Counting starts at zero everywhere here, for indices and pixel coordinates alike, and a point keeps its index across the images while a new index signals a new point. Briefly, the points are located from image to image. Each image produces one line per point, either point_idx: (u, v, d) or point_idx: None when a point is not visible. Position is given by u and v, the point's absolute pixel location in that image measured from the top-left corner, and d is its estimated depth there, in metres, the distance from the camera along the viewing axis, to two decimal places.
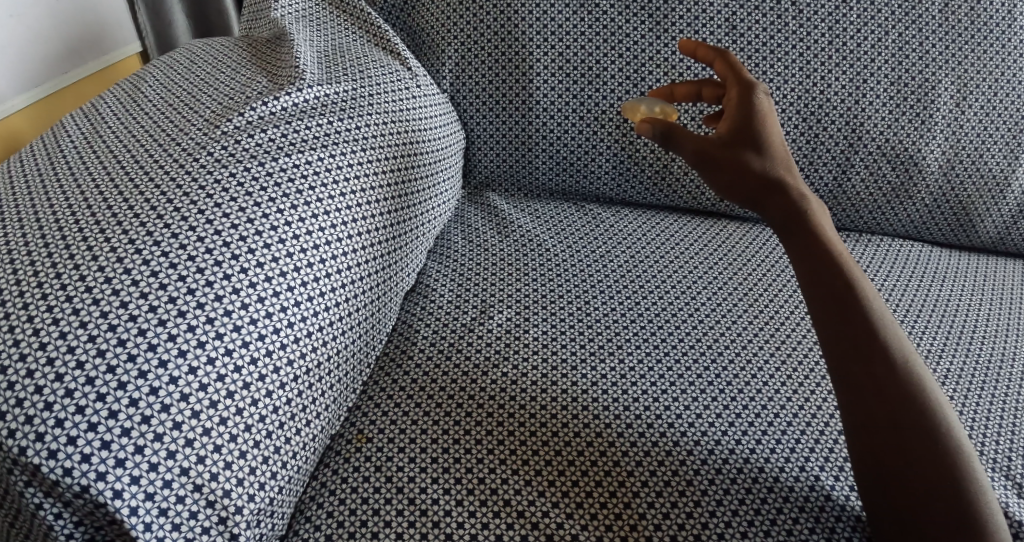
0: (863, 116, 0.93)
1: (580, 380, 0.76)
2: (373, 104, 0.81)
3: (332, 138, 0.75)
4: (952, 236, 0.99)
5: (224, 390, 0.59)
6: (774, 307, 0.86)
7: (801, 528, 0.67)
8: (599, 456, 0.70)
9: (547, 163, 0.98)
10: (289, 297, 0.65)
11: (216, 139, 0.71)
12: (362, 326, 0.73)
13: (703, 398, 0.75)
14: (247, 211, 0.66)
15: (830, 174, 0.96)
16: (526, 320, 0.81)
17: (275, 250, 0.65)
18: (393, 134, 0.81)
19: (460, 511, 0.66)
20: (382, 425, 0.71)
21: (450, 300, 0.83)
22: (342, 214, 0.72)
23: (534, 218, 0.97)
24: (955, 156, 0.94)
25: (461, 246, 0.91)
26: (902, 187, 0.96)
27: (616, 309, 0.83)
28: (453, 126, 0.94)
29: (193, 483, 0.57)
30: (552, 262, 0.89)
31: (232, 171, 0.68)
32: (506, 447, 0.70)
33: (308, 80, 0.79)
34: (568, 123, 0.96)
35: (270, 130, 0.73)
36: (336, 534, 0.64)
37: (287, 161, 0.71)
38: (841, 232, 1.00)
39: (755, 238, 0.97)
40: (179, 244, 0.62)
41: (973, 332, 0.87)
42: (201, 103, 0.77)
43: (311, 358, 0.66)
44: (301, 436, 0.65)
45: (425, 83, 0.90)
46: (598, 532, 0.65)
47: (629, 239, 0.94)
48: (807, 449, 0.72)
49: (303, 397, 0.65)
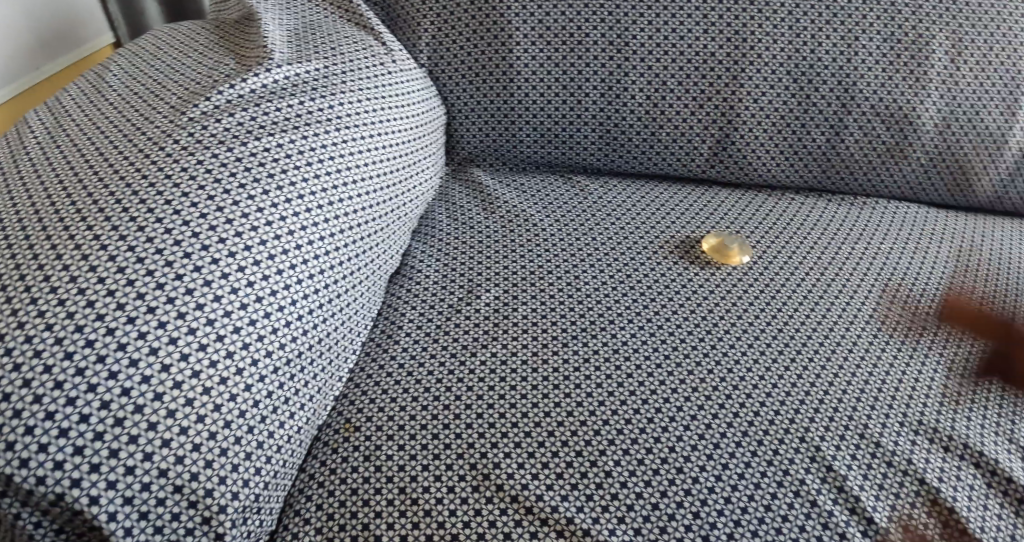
0: (856, 75, 0.90)
1: (571, 357, 0.74)
2: (345, 81, 0.78)
3: (305, 119, 0.72)
4: (951, 197, 0.97)
5: (199, 388, 0.57)
6: (769, 270, 0.85)
7: (798, 512, 0.65)
8: (594, 436, 0.69)
9: (529, 135, 0.95)
10: (263, 285, 0.63)
11: (182, 126, 0.68)
12: (346, 311, 0.71)
13: (699, 371, 0.74)
14: (216, 199, 0.63)
15: (823, 137, 0.94)
16: (515, 297, 0.79)
17: (247, 237, 0.63)
18: (369, 111, 0.78)
19: (452, 499, 0.64)
20: (369, 414, 0.69)
21: (435, 281, 0.81)
22: (317, 198, 0.69)
23: (520, 192, 0.94)
24: (953, 112, 0.91)
25: (445, 224, 0.89)
26: (897, 146, 0.93)
27: (607, 282, 0.82)
28: (432, 100, 0.90)
29: (173, 484, 0.55)
30: (539, 236, 0.87)
31: (200, 159, 0.66)
32: (497, 430, 0.69)
33: (276, 59, 0.76)
34: (551, 94, 0.93)
35: (238, 113, 0.70)
36: (326, 527, 0.63)
37: (257, 145, 0.68)
38: (838, 196, 0.98)
39: (748, 204, 0.94)
40: (146, 237, 0.60)
41: (973, 293, 0.85)
42: (167, 89, 0.74)
43: (292, 348, 0.64)
44: (286, 430, 0.63)
45: (398, 58, 0.86)
46: (595, 514, 0.64)
47: (619, 211, 0.91)
48: (808, 418, 0.71)
49: (285, 389, 0.63)
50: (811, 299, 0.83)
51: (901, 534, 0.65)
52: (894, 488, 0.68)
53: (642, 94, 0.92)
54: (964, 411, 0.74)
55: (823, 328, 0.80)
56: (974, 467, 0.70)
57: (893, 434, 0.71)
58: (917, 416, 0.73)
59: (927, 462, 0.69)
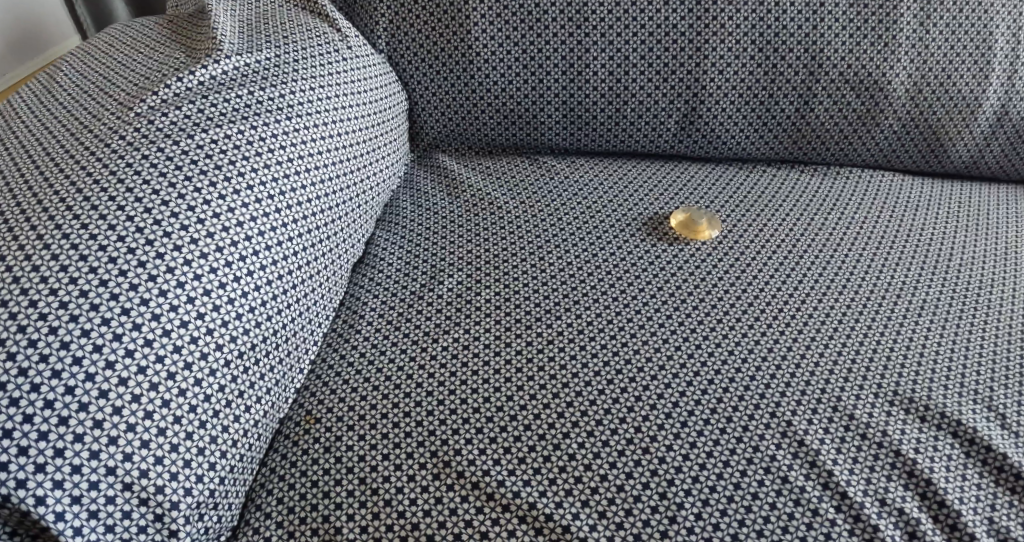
0: (824, 42, 0.90)
1: (534, 339, 0.74)
2: (297, 71, 0.77)
3: (255, 109, 0.72)
4: (923, 162, 0.97)
5: (146, 383, 0.57)
6: (738, 247, 0.84)
7: (767, 490, 0.64)
8: (557, 418, 0.68)
9: (494, 117, 0.95)
10: (212, 279, 0.62)
11: (128, 122, 0.68)
12: (306, 302, 0.71)
13: (667, 348, 0.74)
14: (162, 193, 0.63)
15: (792, 106, 0.93)
16: (479, 281, 0.79)
17: (194, 231, 0.62)
18: (324, 98, 0.77)
19: (414, 488, 0.64)
20: (330, 404, 0.69)
21: (399, 269, 0.81)
22: (268, 188, 0.68)
23: (487, 176, 0.93)
24: (922, 77, 0.91)
25: (411, 211, 0.88)
26: (867, 113, 0.93)
27: (573, 262, 0.81)
28: (392, 87, 0.90)
29: (122, 482, 0.55)
30: (505, 220, 0.86)
31: (145, 154, 0.65)
32: (459, 416, 0.68)
33: (225, 50, 0.76)
34: (512, 74, 0.92)
35: (186, 106, 0.70)
36: (287, 521, 0.63)
37: (204, 138, 0.67)
38: (811, 166, 0.98)
39: (717, 180, 0.93)
40: (89, 235, 0.59)
41: (949, 260, 0.84)
42: (117, 88, 0.74)
43: (245, 342, 0.63)
44: (241, 424, 0.62)
45: (355, 45, 0.86)
46: (558, 498, 0.64)
47: (586, 190, 0.91)
48: (778, 393, 0.70)
49: (238, 382, 0.62)
50: (783, 272, 0.82)
51: (878, 508, 0.64)
52: (869, 461, 0.66)
53: (605, 70, 0.91)
54: (946, 380, 0.72)
55: (796, 300, 0.79)
56: (953, 437, 0.68)
57: (867, 406, 0.70)
58: (894, 387, 0.71)
59: (903, 434, 0.68)
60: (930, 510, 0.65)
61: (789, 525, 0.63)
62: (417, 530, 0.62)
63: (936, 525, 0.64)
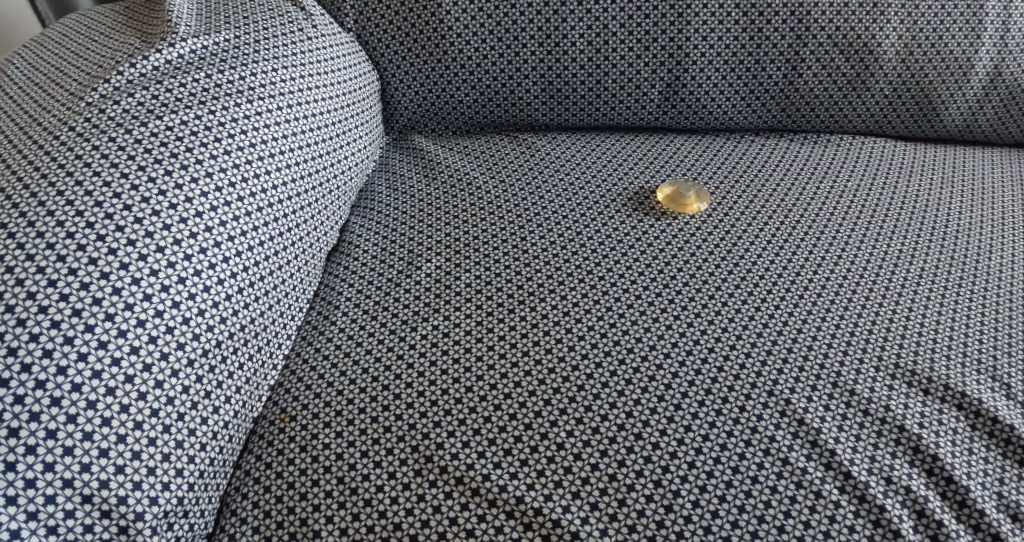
0: (810, 5, 0.86)
1: (517, 323, 0.71)
2: (259, 51, 0.74)
3: (213, 92, 0.68)
4: (916, 128, 0.94)
5: (102, 388, 0.53)
6: (727, 220, 0.81)
7: (766, 474, 0.62)
8: (543, 406, 0.65)
9: (470, 95, 0.91)
10: (170, 274, 0.58)
11: (78, 112, 0.64)
12: (277, 294, 0.67)
13: (657, 328, 0.71)
14: (113, 185, 0.59)
15: (779, 72, 0.90)
16: (458, 265, 0.76)
17: (149, 223, 0.58)
18: (288, 79, 0.74)
19: (394, 486, 0.61)
20: (306, 401, 0.66)
21: (374, 256, 0.77)
22: (229, 174, 0.64)
23: (464, 156, 0.89)
24: (913, 39, 0.88)
25: (386, 195, 0.84)
26: (858, 78, 0.90)
27: (556, 242, 0.78)
28: (363, 68, 0.86)
29: (81, 495, 0.52)
30: (485, 200, 0.82)
31: (95, 144, 0.61)
32: (441, 407, 0.65)
33: (182, 34, 0.72)
34: (486, 48, 0.88)
35: (139, 93, 0.66)
36: (263, 526, 0.60)
37: (159, 124, 0.64)
38: (800, 135, 0.94)
39: (703, 152, 0.90)
40: (36, 233, 0.55)
41: (946, 227, 0.81)
42: (68, 78, 0.70)
43: (209, 338, 0.60)
44: (210, 426, 0.59)
45: (321, 24, 0.82)
46: (547, 490, 0.61)
47: (568, 167, 0.87)
48: (775, 371, 0.67)
49: (205, 382, 0.59)
50: (775, 245, 0.78)
51: (883, 486, 0.61)
52: (873, 438, 0.64)
53: (583, 41, 0.88)
54: (948, 351, 0.69)
55: (789, 273, 0.76)
56: (958, 410, 0.66)
57: (867, 380, 0.67)
58: (895, 359, 0.68)
59: (906, 408, 0.65)
60: (937, 487, 0.62)
61: (790, 509, 0.60)
62: (399, 530, 0.59)
63: (945, 503, 0.61)
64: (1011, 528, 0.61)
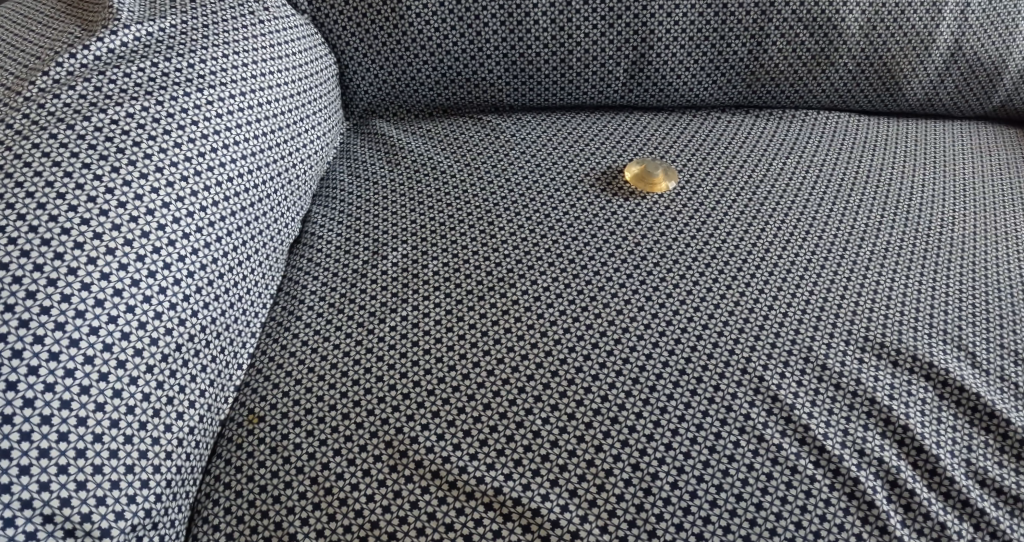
0: None
1: (488, 310, 0.69)
2: (207, 37, 0.70)
3: (162, 82, 0.64)
4: (878, 101, 0.95)
5: (56, 402, 0.51)
6: (695, 198, 0.80)
7: (743, 453, 0.62)
8: (518, 395, 0.64)
9: (431, 76, 0.89)
10: (123, 277, 0.55)
11: (17, 108, 0.61)
12: (239, 291, 0.65)
13: (629, 309, 0.70)
14: (57, 185, 0.56)
15: (744, 48, 0.90)
16: (425, 253, 0.74)
17: (98, 225, 0.56)
18: (240, 66, 0.70)
19: (370, 483, 0.60)
20: (274, 400, 0.64)
21: (338, 246, 0.75)
22: (182, 168, 0.61)
23: (427, 139, 0.87)
24: (876, 14, 0.88)
25: (348, 183, 0.82)
26: (821, 52, 0.90)
27: (524, 226, 0.76)
28: (319, 51, 0.83)
29: (42, 514, 0.49)
30: (449, 185, 0.80)
31: (35, 142, 0.58)
32: (414, 400, 0.64)
33: (124, 20, 0.68)
34: (447, 28, 0.86)
35: (82, 84, 0.62)
36: (237, 531, 0.58)
37: (105, 117, 0.60)
38: (764, 110, 0.94)
39: (668, 130, 0.89)
40: None
41: (909, 199, 0.82)
42: (4, 71, 0.67)
43: (169, 342, 0.57)
44: (175, 433, 0.57)
45: (272, 6, 0.79)
46: (525, 479, 0.60)
47: (533, 148, 0.85)
48: (747, 348, 0.67)
49: (167, 389, 0.57)
50: (743, 222, 0.78)
51: (857, 459, 0.62)
52: (844, 412, 0.64)
53: (546, 19, 0.86)
54: (915, 322, 0.70)
55: (758, 250, 0.75)
56: (926, 380, 0.66)
57: (838, 355, 0.67)
58: (864, 333, 0.69)
59: (877, 381, 0.66)
60: (908, 456, 0.63)
61: (767, 486, 0.60)
62: (377, 528, 0.58)
63: (916, 472, 0.62)
64: (980, 494, 0.61)
